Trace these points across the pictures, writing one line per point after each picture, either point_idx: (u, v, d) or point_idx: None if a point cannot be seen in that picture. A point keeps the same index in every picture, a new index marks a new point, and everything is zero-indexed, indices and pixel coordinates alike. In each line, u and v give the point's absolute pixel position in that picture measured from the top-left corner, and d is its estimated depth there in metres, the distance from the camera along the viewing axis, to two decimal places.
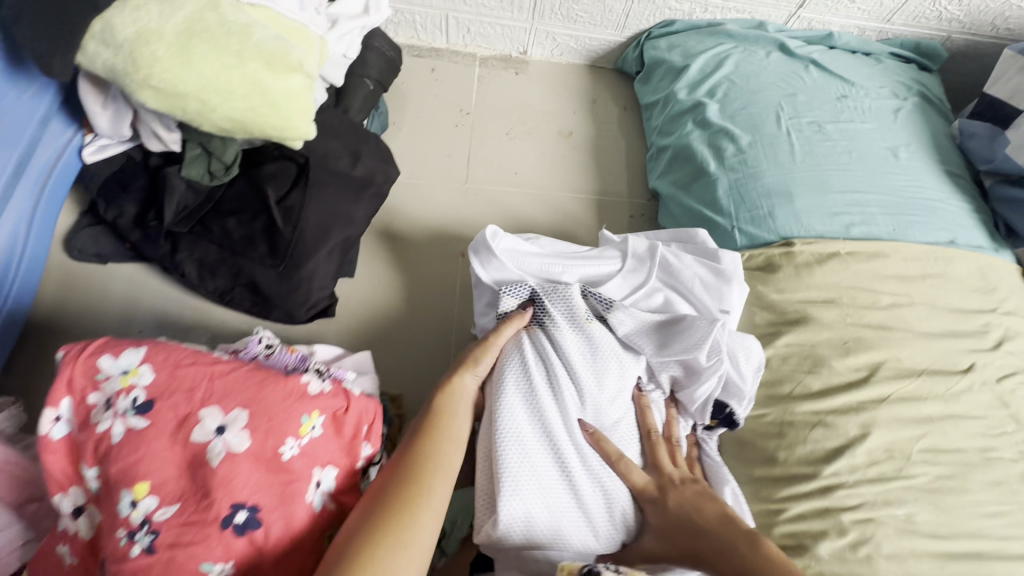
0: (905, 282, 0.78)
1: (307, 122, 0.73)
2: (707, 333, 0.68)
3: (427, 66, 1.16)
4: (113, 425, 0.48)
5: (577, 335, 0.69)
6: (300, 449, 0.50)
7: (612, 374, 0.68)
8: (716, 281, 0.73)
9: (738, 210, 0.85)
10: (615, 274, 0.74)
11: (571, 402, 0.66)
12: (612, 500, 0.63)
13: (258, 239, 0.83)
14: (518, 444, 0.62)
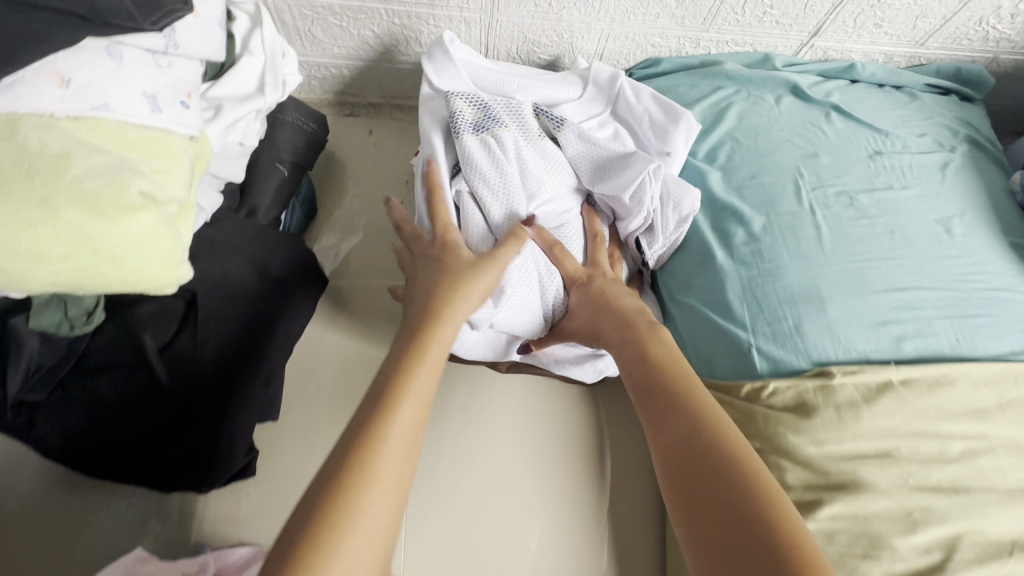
0: (979, 419, 0.60)
1: (173, 266, 0.55)
2: (638, 173, 0.68)
3: (364, 128, 0.99)
4: None
5: (530, 147, 0.70)
6: None
7: (556, 172, 0.70)
8: (664, 122, 0.75)
9: (756, 322, 0.66)
10: (572, 99, 0.78)
11: (522, 197, 0.67)
12: (547, 288, 0.67)
13: (140, 401, 0.64)
14: (489, 224, 0.62)
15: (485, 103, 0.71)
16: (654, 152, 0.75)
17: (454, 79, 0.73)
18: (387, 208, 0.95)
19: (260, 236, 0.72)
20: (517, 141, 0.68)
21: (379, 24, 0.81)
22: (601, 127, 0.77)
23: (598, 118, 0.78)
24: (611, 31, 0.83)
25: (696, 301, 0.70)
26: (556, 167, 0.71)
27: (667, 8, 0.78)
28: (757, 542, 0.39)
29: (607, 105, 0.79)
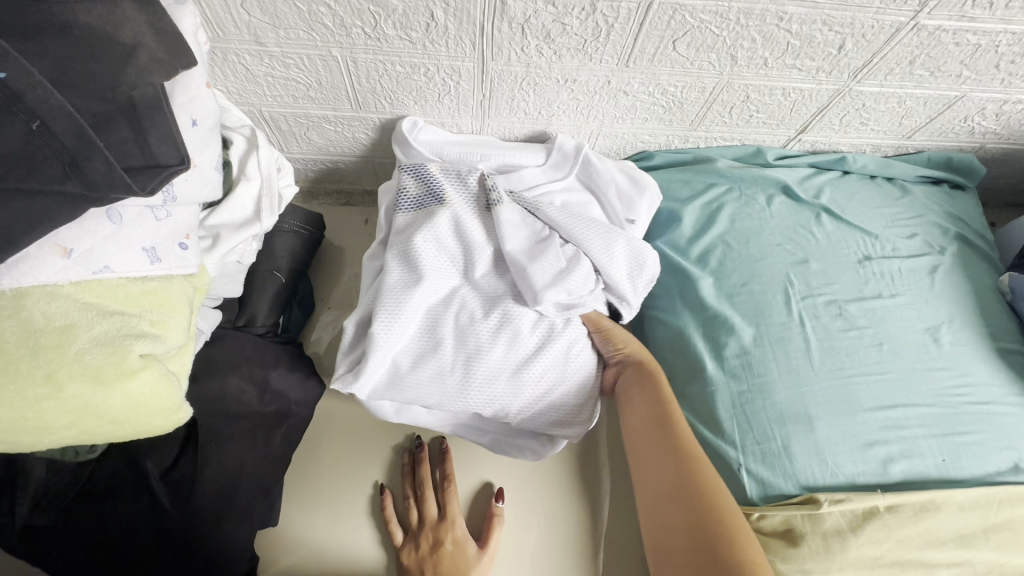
0: (964, 545, 0.60)
1: (173, 412, 0.56)
2: (533, 276, 0.67)
3: (360, 218, 1.01)
4: None
5: (475, 222, 0.71)
6: None
7: (483, 249, 0.70)
8: (630, 195, 0.78)
9: (745, 440, 0.66)
10: (535, 166, 0.78)
11: (448, 271, 0.69)
12: (470, 368, 0.67)
13: (144, 526, 0.65)
14: (391, 298, 0.66)
15: (432, 175, 0.73)
16: (620, 222, 0.78)
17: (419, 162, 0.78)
18: None
19: (258, 350, 0.75)
20: (444, 216, 0.69)
21: (371, 127, 0.83)
22: (566, 195, 0.78)
23: (564, 184, 0.79)
24: (601, 131, 0.83)
25: (687, 414, 0.70)
26: (484, 245, 0.70)
27: (655, 112, 0.79)
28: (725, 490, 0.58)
29: (571, 171, 0.79)
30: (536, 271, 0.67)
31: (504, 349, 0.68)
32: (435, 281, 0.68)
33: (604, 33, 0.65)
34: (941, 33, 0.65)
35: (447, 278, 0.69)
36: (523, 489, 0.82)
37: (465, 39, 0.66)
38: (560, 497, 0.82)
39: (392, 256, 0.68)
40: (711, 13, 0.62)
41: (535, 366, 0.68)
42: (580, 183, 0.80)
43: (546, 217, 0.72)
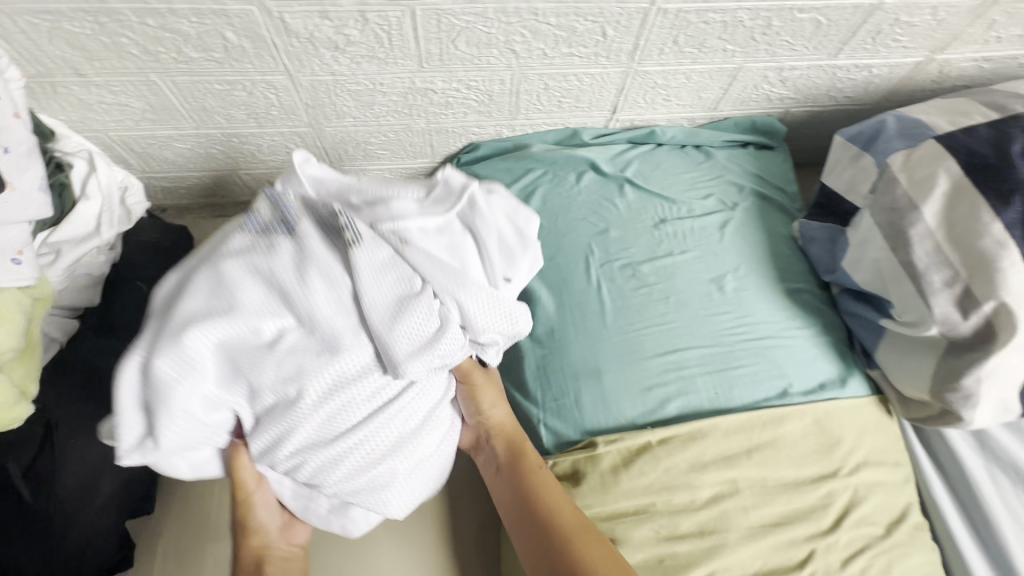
0: (728, 465, 0.67)
1: (9, 408, 0.64)
2: (388, 343, 0.60)
3: None
4: None
5: (324, 260, 0.61)
6: None
7: (329, 285, 0.60)
8: (512, 254, 0.68)
9: (545, 397, 0.73)
10: (415, 201, 0.66)
11: (282, 317, 0.60)
12: (291, 433, 0.60)
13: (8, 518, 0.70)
14: (196, 329, 0.56)
15: (287, 199, 0.64)
16: (496, 278, 0.68)
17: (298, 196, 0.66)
18: None
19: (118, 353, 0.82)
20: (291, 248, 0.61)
21: (218, 142, 0.90)
22: (438, 237, 0.65)
23: (438, 223, 0.65)
24: (431, 127, 0.91)
25: (505, 382, 0.78)
26: (336, 283, 0.61)
27: (470, 106, 0.87)
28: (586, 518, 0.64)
29: (452, 207, 0.66)
30: (394, 339, 0.60)
31: (331, 411, 0.61)
32: (257, 322, 0.59)
33: (386, 40, 0.73)
34: (686, 14, 0.74)
35: (280, 314, 0.60)
36: None
37: (266, 55, 0.73)
38: None
39: (200, 283, 0.59)
40: (472, 13, 0.70)
41: (362, 432, 0.61)
42: (461, 223, 0.67)
43: (418, 267, 0.63)
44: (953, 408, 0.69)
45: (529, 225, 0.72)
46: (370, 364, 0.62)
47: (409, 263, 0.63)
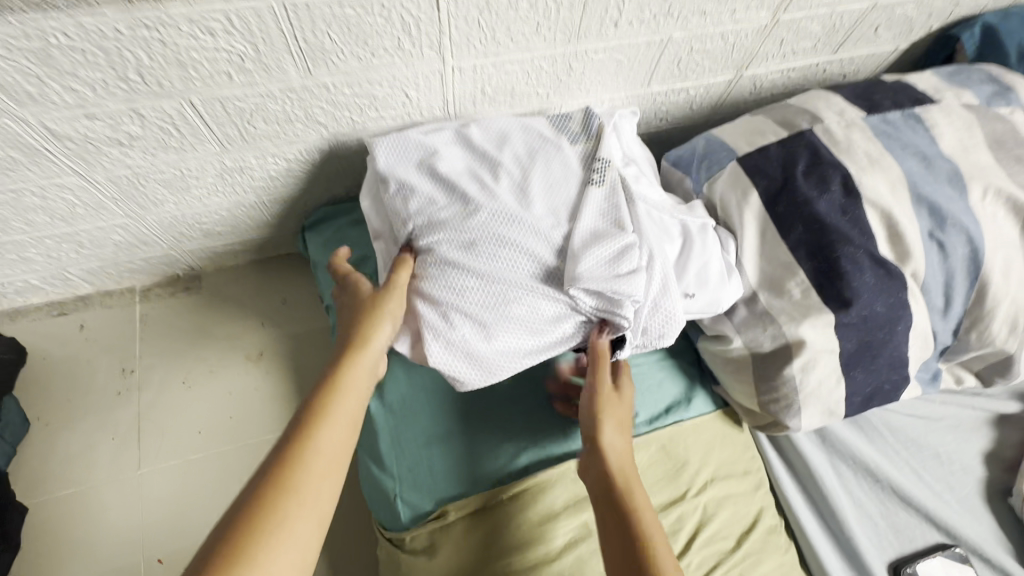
0: (580, 509, 0.69)
1: None
2: (492, 228, 0.66)
3: (75, 324, 0.97)
4: None
5: (522, 167, 0.72)
6: None
7: (549, 189, 0.70)
8: (545, 325, 0.67)
9: (401, 469, 0.72)
10: (537, 174, 0.71)
11: (504, 188, 0.70)
12: (429, 264, 0.67)
13: None
14: (416, 132, 0.76)
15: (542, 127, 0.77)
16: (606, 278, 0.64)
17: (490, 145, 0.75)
18: (103, 400, 0.92)
19: None
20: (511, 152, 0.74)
21: (31, 245, 0.83)
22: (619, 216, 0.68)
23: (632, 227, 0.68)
24: (264, 200, 0.88)
25: (362, 455, 0.74)
26: (557, 171, 0.72)
27: (297, 177, 0.84)
28: None
29: (680, 222, 0.72)
30: (513, 231, 0.66)
31: (495, 251, 0.66)
32: (487, 167, 0.72)
33: (175, 131, 0.69)
34: (483, 68, 0.74)
35: (501, 175, 0.71)
36: None
37: (44, 160, 0.68)
38: None
39: (474, 141, 0.75)
40: (258, 95, 0.67)
41: (479, 285, 0.65)
42: (618, 205, 0.69)
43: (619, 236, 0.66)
44: (781, 417, 0.72)
45: (727, 301, 0.70)
46: (540, 242, 0.67)
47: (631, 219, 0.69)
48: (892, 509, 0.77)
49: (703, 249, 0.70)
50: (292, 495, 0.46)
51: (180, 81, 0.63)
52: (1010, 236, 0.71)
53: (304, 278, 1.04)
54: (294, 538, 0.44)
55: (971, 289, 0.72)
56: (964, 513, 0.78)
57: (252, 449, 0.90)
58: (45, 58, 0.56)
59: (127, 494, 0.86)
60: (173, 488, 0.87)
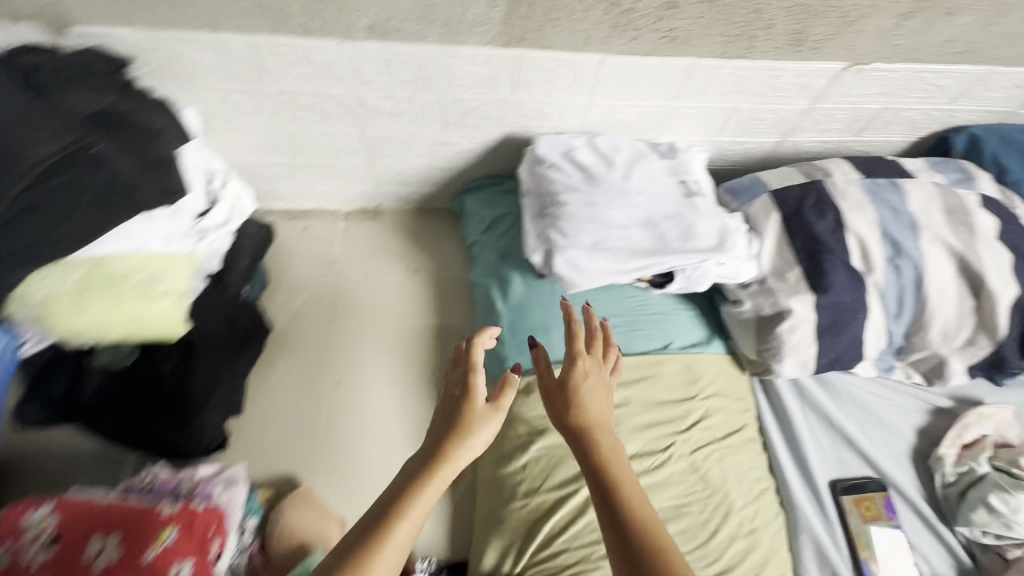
0: (626, 387, 1.06)
1: (178, 325, 1.05)
2: (604, 195, 1.07)
3: (300, 226, 1.42)
4: (34, 554, 0.75)
5: (629, 165, 1.13)
6: (157, 552, 0.78)
7: (642, 182, 1.11)
8: (627, 259, 1.03)
9: (513, 343, 1.12)
10: (637, 172, 1.12)
11: (615, 175, 1.11)
12: (564, 209, 1.06)
13: (156, 403, 1.09)
14: (564, 135, 1.18)
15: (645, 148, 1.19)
16: (670, 240, 1.04)
17: (609, 150, 1.16)
18: (312, 277, 1.36)
19: (228, 305, 1.20)
20: (623, 157, 1.15)
21: (301, 171, 1.31)
22: (683, 207, 1.08)
23: (693, 215, 1.07)
24: (448, 166, 1.32)
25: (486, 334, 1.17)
26: (650, 174, 1.13)
27: (475, 154, 1.28)
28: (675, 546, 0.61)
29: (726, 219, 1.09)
30: (614, 199, 1.07)
31: (605, 209, 1.05)
32: (606, 162, 1.13)
33: (424, 113, 1.15)
34: (615, 106, 1.16)
35: (615, 167, 1.12)
36: (396, 362, 1.28)
37: (347, 117, 1.15)
38: (423, 365, 1.29)
39: (600, 147, 1.17)
40: (480, 100, 1.12)
41: (592, 226, 1.04)
42: (684, 202, 1.09)
43: (684, 217, 1.06)
44: (768, 363, 1.09)
45: (745, 275, 1.07)
46: (632, 210, 1.06)
47: (692, 210, 1.08)
48: (841, 446, 1.11)
49: (737, 237, 1.06)
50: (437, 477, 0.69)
51: (444, 85, 1.08)
52: (947, 272, 1.05)
53: (449, 225, 1.46)
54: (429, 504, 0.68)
55: (919, 303, 1.06)
56: (893, 462, 1.10)
57: (389, 330, 1.32)
58: (387, 64, 1.03)
59: (320, 341, 1.29)
60: (350, 340, 1.30)
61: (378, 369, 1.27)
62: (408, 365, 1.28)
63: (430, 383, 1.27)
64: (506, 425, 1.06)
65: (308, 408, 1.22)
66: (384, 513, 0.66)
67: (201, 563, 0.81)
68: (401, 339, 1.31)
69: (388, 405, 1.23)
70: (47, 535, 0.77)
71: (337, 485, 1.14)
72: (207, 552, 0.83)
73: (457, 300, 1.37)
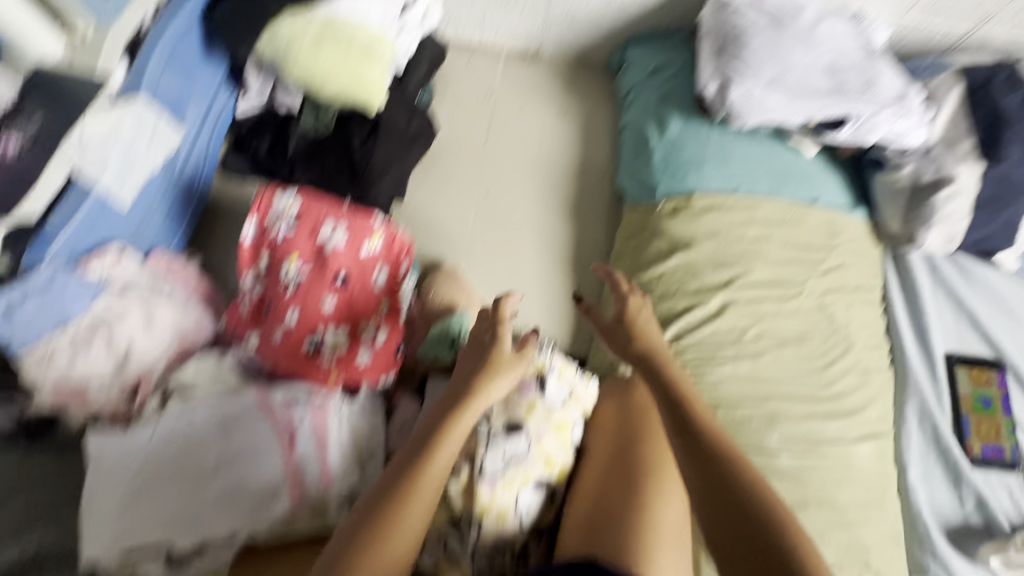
0: (768, 225, 1.14)
1: (376, 96, 1.16)
2: (790, 38, 1.11)
3: (464, 55, 1.51)
4: (280, 229, 0.95)
5: (818, 17, 1.14)
6: (370, 249, 0.97)
7: (829, 34, 1.13)
8: (802, 100, 1.08)
9: (665, 171, 1.19)
10: (825, 24, 1.13)
11: (803, 22, 1.13)
12: (749, 45, 1.11)
13: (343, 169, 1.24)
14: None
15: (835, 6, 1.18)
16: (848, 90, 1.08)
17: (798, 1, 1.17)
18: (472, 102, 1.47)
19: (405, 100, 1.31)
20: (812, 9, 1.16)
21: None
22: (867, 63, 1.10)
23: (875, 71, 1.10)
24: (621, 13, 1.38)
25: (637, 165, 1.24)
26: (837, 28, 1.14)
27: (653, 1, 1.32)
28: (758, 477, 0.64)
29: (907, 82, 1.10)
30: (799, 44, 1.11)
31: (788, 52, 1.10)
32: (794, 10, 1.14)
33: None
34: None
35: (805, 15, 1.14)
36: (538, 186, 1.40)
37: None
38: (562, 194, 1.40)
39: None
40: None
41: (773, 64, 1.10)
42: (869, 59, 1.11)
43: (867, 72, 1.09)
44: (914, 231, 1.12)
45: (914, 139, 1.10)
46: (814, 57, 1.10)
47: (875, 67, 1.10)
48: (964, 326, 1.15)
49: (917, 100, 1.08)
50: (457, 419, 0.76)
51: None
52: None
53: (601, 80, 1.53)
54: (453, 440, 0.75)
55: None
56: (1015, 350, 1.13)
57: (536, 158, 1.42)
58: None
59: (473, 156, 1.41)
60: (500, 159, 1.42)
61: (523, 190, 1.39)
62: (549, 192, 1.39)
63: (567, 210, 1.38)
64: (647, 241, 1.13)
65: (459, 208, 1.36)
66: (416, 454, 0.73)
67: (393, 273, 1.00)
68: (545, 167, 1.42)
69: (529, 219, 1.36)
70: (291, 216, 0.95)
71: (479, 274, 1.29)
72: (400, 266, 1.00)
73: (601, 147, 1.46)
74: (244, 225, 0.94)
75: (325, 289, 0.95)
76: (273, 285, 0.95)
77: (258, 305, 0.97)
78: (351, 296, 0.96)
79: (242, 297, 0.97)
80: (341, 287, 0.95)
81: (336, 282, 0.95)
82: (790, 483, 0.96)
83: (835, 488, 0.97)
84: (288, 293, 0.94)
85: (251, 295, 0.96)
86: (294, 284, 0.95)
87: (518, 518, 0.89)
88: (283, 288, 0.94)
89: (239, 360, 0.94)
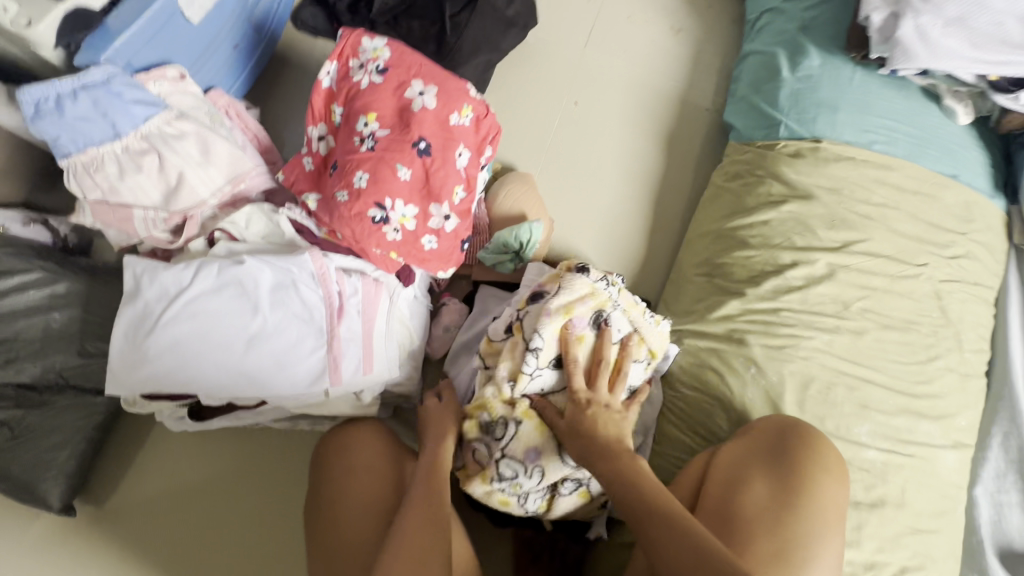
0: (899, 194, 1.00)
1: None
2: None
3: None
4: (364, 78, 0.87)
5: None
6: (458, 121, 0.87)
7: None
8: (984, 48, 0.93)
9: (791, 110, 1.06)
10: None
11: None
12: None
13: (430, 41, 1.11)
14: None
15: None
16: None
17: None
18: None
19: None
20: None
21: None
22: None
23: None
24: None
25: (758, 98, 1.11)
26: None
27: None
28: None
29: None
30: None
31: None
32: None
33: None
34: None
35: None
36: (633, 107, 1.25)
37: None
38: (659, 122, 1.24)
39: None
40: None
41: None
42: None
43: None
44: None
45: None
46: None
47: None
48: None
49: None
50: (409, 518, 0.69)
51: None
52: None
53: (726, 2, 1.35)
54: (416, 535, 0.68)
55: None
56: None
57: (637, 74, 1.27)
58: None
59: (570, 59, 1.26)
60: (598, 69, 1.26)
61: (616, 107, 1.24)
62: (644, 115, 1.24)
63: (662, 141, 1.23)
64: (755, 182, 1.03)
65: (545, 114, 1.22)
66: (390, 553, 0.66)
67: (476, 157, 0.89)
68: (645, 88, 1.26)
69: (618, 142, 1.22)
70: (379, 63, 0.87)
71: (555, 190, 1.17)
72: (483, 151, 0.90)
73: (711, 77, 1.29)
74: (323, 69, 0.89)
75: (403, 155, 0.83)
76: (346, 140, 0.86)
77: (322, 165, 0.90)
78: (428, 172, 0.85)
79: (306, 154, 0.90)
80: (420, 158, 0.84)
81: (416, 151, 0.84)
82: (871, 480, 0.88)
83: (913, 492, 0.88)
84: (361, 152, 0.84)
85: (317, 150, 0.90)
86: (370, 143, 0.84)
87: (558, 448, 0.81)
88: (357, 144, 0.85)
89: (291, 219, 0.85)
